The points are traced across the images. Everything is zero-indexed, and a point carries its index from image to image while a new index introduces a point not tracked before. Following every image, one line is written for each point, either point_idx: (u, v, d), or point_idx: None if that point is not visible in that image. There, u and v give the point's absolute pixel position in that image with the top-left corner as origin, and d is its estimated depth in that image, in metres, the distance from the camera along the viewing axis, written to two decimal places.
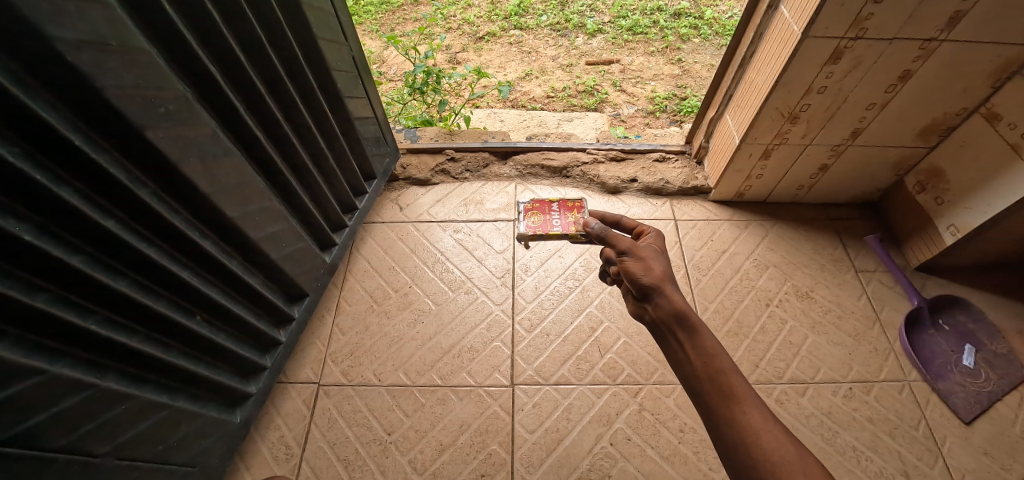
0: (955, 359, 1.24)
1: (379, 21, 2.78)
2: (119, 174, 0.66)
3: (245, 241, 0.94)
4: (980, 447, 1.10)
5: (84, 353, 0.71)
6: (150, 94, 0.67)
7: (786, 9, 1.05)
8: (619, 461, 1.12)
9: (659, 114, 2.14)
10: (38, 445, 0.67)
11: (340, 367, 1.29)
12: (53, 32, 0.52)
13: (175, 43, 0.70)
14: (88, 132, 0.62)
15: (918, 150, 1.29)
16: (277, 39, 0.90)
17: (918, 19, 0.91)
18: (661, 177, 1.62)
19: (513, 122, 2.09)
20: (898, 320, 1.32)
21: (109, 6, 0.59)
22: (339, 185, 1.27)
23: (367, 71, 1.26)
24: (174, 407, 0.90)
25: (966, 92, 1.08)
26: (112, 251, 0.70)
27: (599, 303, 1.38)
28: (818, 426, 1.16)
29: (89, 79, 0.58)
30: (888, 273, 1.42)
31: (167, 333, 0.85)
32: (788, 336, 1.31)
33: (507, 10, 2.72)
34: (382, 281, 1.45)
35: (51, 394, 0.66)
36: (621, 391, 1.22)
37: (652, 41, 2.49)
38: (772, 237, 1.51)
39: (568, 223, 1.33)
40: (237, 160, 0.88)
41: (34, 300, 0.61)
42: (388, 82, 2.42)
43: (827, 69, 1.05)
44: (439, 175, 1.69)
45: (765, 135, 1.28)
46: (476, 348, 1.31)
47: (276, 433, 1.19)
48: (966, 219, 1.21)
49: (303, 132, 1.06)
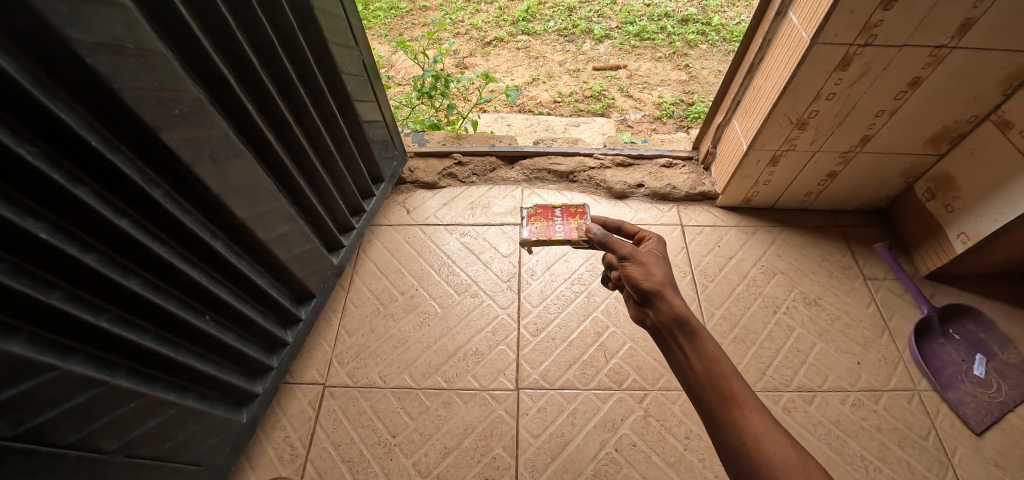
0: (966, 369, 1.23)
1: (388, 25, 2.81)
2: (133, 174, 0.67)
3: (255, 242, 0.96)
4: (991, 459, 1.09)
5: (95, 350, 0.72)
6: (164, 96, 0.68)
7: (794, 15, 1.05)
8: (624, 467, 1.11)
9: (666, 119, 2.14)
10: (49, 442, 0.68)
11: (345, 368, 1.30)
12: (73, 34, 0.54)
13: (190, 47, 0.72)
14: (104, 133, 0.63)
15: (928, 157, 1.28)
16: (289, 43, 0.91)
17: (928, 26, 0.91)
18: (668, 182, 1.62)
19: (520, 127, 2.11)
20: (907, 329, 1.31)
21: (127, 10, 0.60)
22: (347, 187, 1.28)
23: (377, 75, 1.27)
24: (182, 405, 0.91)
25: (976, 99, 1.07)
26: (125, 250, 0.71)
27: (605, 307, 1.38)
28: (826, 435, 1.15)
29: (105, 80, 0.59)
30: (897, 281, 1.40)
31: (177, 332, 0.86)
32: (795, 344, 1.30)
33: (515, 16, 2.75)
34: (388, 283, 1.45)
35: (62, 390, 0.67)
36: (627, 396, 1.21)
37: (659, 47, 2.49)
38: (780, 243, 1.50)
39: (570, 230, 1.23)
40: (247, 161, 0.89)
41: (49, 297, 0.62)
42: (396, 86, 2.44)
43: (837, 76, 1.05)
44: (446, 178, 1.70)
45: (773, 142, 1.28)
46: (481, 351, 1.31)
47: (282, 433, 1.19)
48: (977, 227, 1.20)
49: (314, 135, 1.07)
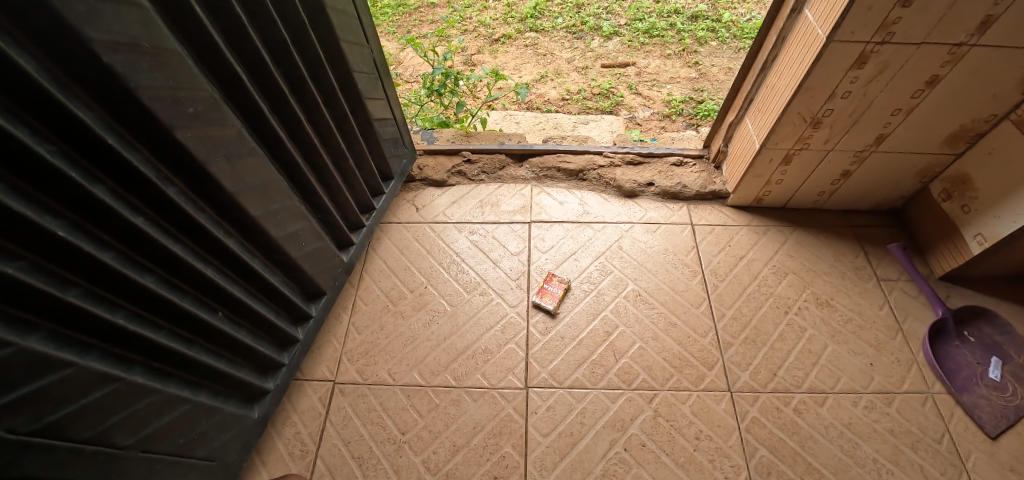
0: (980, 372, 1.21)
1: (396, 22, 2.80)
2: (149, 173, 0.68)
3: (267, 239, 0.96)
4: (1005, 463, 1.08)
5: (111, 347, 0.73)
6: (180, 95, 0.69)
7: (810, 12, 1.04)
8: (633, 467, 1.11)
9: (676, 117, 2.13)
10: (67, 437, 0.69)
11: (355, 365, 1.30)
12: (90, 33, 0.54)
13: (206, 48, 0.72)
14: (121, 132, 0.63)
15: (945, 157, 1.26)
16: (301, 41, 0.91)
17: (948, 23, 0.89)
18: (678, 181, 1.61)
19: (528, 124, 2.10)
20: (922, 331, 1.29)
21: (143, 9, 0.60)
22: (358, 185, 1.28)
23: (387, 73, 1.27)
24: (196, 401, 0.92)
25: (996, 98, 1.05)
26: (139, 247, 0.72)
27: (614, 307, 1.37)
28: (838, 437, 1.14)
29: (122, 79, 0.59)
30: (911, 281, 1.38)
31: (190, 329, 0.87)
32: (807, 345, 1.29)
33: (523, 13, 2.73)
34: (397, 281, 1.46)
35: (80, 385, 0.67)
36: (636, 396, 1.21)
37: (669, 44, 2.47)
38: (792, 243, 1.49)
39: (557, 292, 1.39)
40: (260, 159, 0.89)
41: (67, 294, 0.62)
42: (405, 83, 2.44)
43: (853, 74, 1.04)
44: (455, 176, 1.70)
45: (786, 140, 1.26)
46: (490, 349, 1.31)
47: (292, 429, 1.20)
48: (994, 228, 1.18)
49: (325, 134, 1.07)
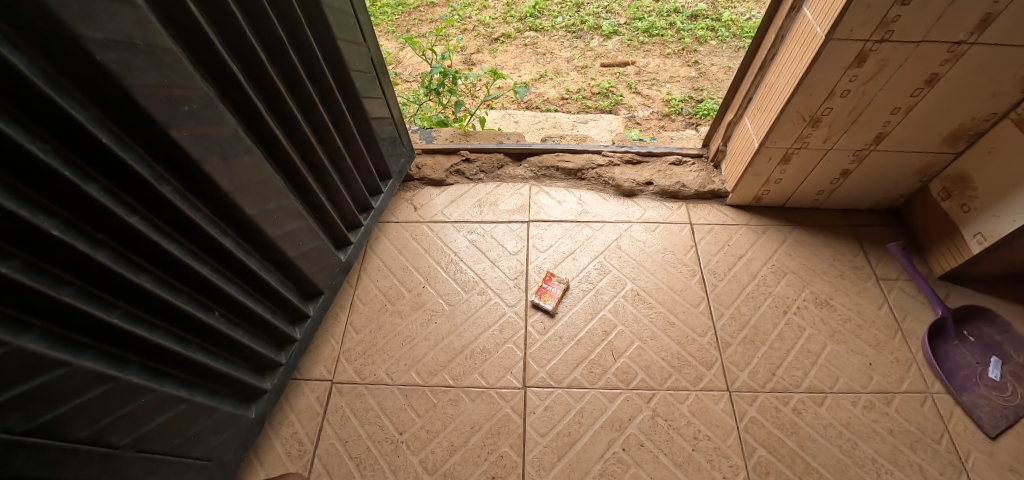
0: (980, 371, 1.20)
1: (396, 21, 2.80)
2: (144, 171, 0.68)
3: (263, 238, 0.96)
4: (1005, 463, 1.07)
5: (106, 346, 0.73)
6: (174, 93, 0.68)
7: (809, 10, 1.03)
8: (631, 467, 1.11)
9: (675, 116, 2.12)
10: (61, 437, 0.69)
11: (353, 365, 1.30)
12: (84, 31, 0.54)
13: (202, 47, 0.72)
14: (115, 131, 0.63)
15: (945, 156, 1.25)
16: (298, 40, 0.91)
17: (947, 21, 0.88)
18: (677, 180, 1.60)
19: (527, 124, 2.10)
20: (921, 331, 1.29)
21: (138, 7, 0.60)
22: (355, 184, 1.28)
23: (384, 72, 1.27)
24: (192, 401, 0.91)
25: (996, 97, 1.05)
26: (135, 246, 0.72)
27: (613, 306, 1.37)
28: (837, 437, 1.13)
29: (117, 78, 0.59)
30: (911, 281, 1.38)
31: (186, 328, 0.87)
32: (806, 344, 1.28)
33: (523, 12, 2.72)
34: (396, 280, 1.45)
35: (75, 385, 0.67)
36: (635, 396, 1.21)
37: (668, 43, 2.47)
38: (791, 243, 1.48)
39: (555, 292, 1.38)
40: (257, 158, 0.89)
41: (61, 294, 0.62)
42: (404, 83, 2.44)
43: (851, 73, 1.03)
44: (453, 175, 1.70)
45: (785, 139, 1.26)
46: (488, 349, 1.31)
47: (290, 429, 1.20)
48: (993, 227, 1.17)
49: (322, 133, 1.07)
